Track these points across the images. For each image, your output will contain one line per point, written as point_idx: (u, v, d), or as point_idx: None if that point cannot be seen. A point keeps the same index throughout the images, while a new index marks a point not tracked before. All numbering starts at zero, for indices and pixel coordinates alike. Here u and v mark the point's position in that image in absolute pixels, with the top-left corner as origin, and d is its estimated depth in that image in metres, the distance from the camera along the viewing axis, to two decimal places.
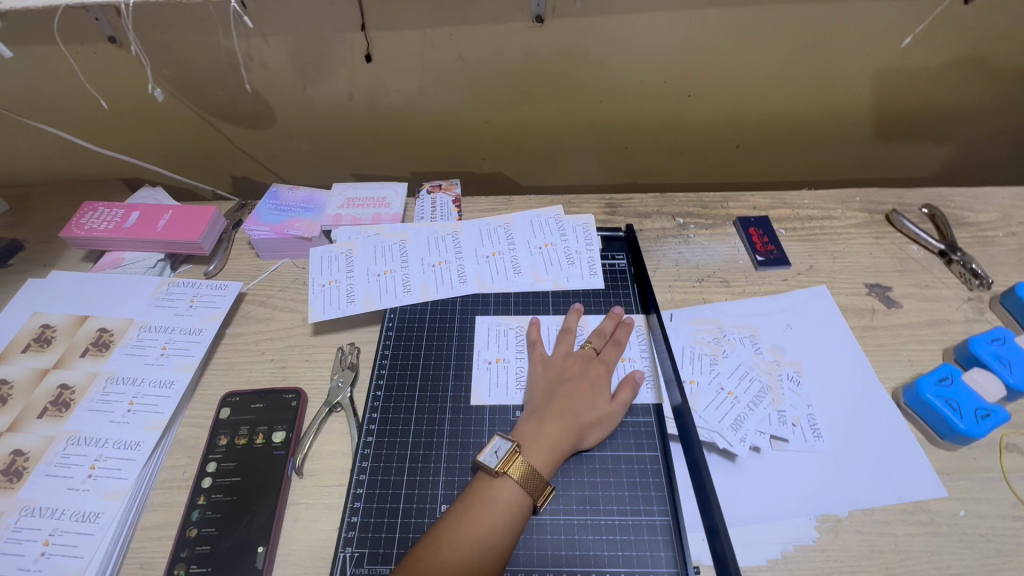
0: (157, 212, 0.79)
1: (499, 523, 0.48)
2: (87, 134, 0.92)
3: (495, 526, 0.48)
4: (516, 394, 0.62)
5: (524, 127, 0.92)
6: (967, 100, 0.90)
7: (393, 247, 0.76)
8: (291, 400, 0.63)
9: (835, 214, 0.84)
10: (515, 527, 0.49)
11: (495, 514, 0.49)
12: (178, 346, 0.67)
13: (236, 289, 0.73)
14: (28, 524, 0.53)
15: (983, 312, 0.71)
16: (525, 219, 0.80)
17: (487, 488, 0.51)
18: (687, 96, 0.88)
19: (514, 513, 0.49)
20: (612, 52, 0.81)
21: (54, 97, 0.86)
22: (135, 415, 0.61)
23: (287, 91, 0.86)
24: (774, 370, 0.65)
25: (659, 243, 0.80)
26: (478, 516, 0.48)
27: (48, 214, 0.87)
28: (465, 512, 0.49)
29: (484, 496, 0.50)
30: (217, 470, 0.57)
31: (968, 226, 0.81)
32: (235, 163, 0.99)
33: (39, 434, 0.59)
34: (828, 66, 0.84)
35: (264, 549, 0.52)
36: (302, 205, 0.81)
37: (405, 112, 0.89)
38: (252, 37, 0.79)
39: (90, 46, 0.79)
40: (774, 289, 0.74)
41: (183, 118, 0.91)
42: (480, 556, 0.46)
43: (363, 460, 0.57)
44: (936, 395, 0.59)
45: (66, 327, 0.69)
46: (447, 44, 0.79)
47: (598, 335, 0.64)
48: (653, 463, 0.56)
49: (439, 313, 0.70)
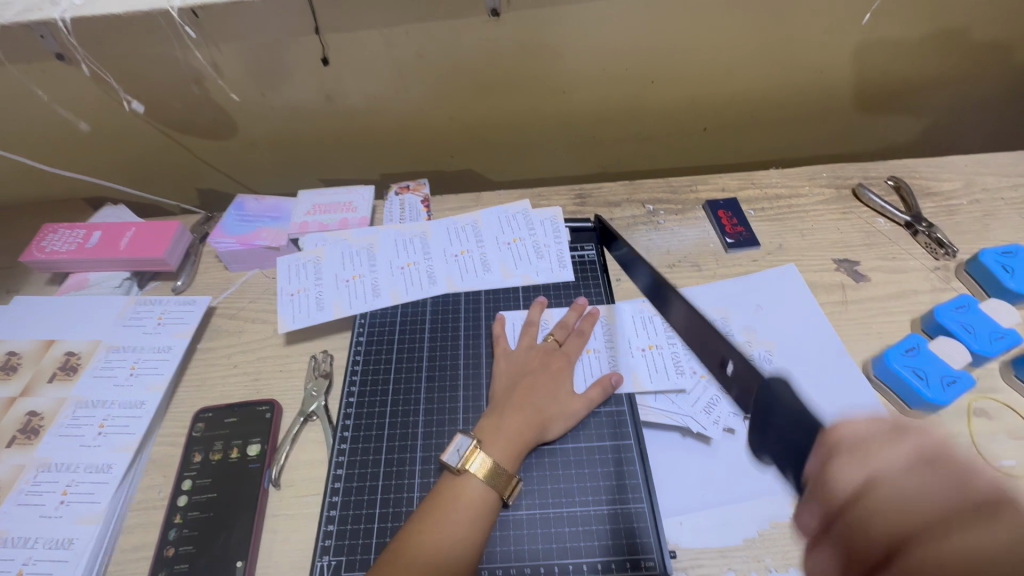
0: (119, 230, 0.78)
1: (458, 515, 0.48)
2: (45, 155, 0.91)
3: (459, 515, 0.48)
4: (467, 395, 0.62)
5: (489, 123, 0.92)
6: (927, 71, 0.91)
7: (360, 252, 0.75)
8: (265, 412, 0.62)
9: (803, 191, 0.84)
10: (481, 510, 0.49)
11: (464, 499, 0.49)
12: (147, 365, 0.66)
13: (204, 303, 0.72)
14: (1, 555, 0.52)
15: (949, 280, 0.72)
16: (492, 214, 0.79)
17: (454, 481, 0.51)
18: (650, 82, 0.88)
19: (479, 502, 0.50)
20: (571, 41, 0.80)
21: (9, 119, 0.84)
22: (106, 438, 0.60)
23: (245, 99, 0.85)
24: (745, 352, 0.65)
25: (629, 231, 0.80)
26: (437, 513, 0.48)
27: (10, 238, 0.86)
28: (429, 511, 0.49)
29: (445, 493, 0.50)
30: (192, 487, 0.57)
31: (933, 196, 0.82)
32: (201, 175, 0.97)
33: (8, 463, 0.58)
34: (786, 44, 0.84)
35: (243, 563, 0.52)
36: (267, 214, 0.80)
37: (368, 113, 0.88)
38: (204, 47, 0.77)
39: (38, 64, 0.77)
40: (744, 271, 0.75)
41: (142, 133, 0.89)
42: (439, 559, 0.46)
43: (339, 468, 0.57)
44: (904, 365, 0.60)
45: (31, 354, 0.67)
46: (404, 42, 0.78)
47: (560, 328, 0.65)
48: (628, 451, 0.56)
49: (410, 315, 0.70)
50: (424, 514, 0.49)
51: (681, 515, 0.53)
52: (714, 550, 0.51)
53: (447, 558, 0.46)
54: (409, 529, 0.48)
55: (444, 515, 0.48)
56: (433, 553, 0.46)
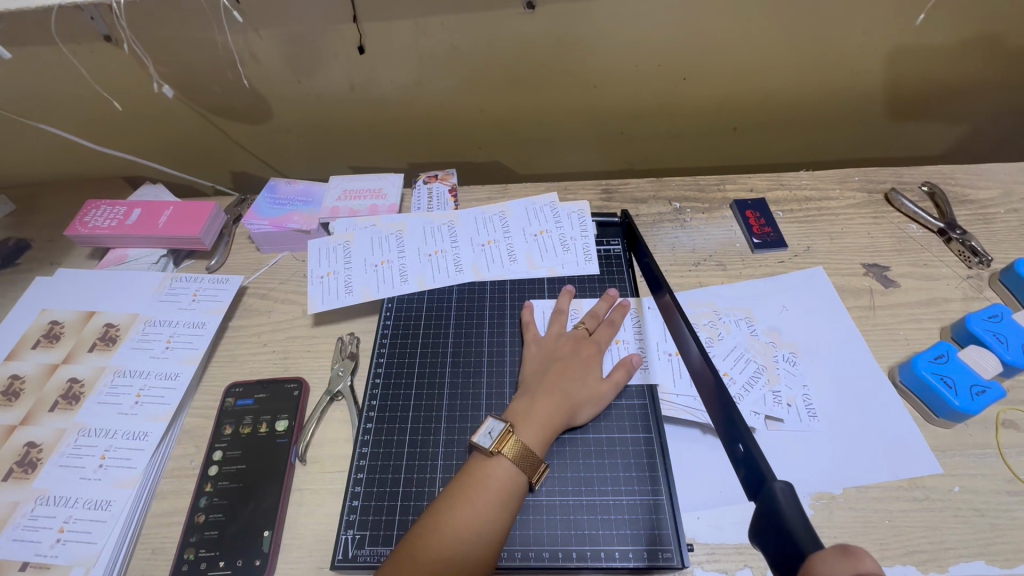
0: (158, 209, 0.80)
1: (490, 520, 0.48)
2: (89, 133, 0.94)
3: (490, 519, 0.48)
4: (494, 380, 0.63)
5: (518, 116, 0.92)
6: (968, 76, 0.88)
7: (390, 237, 0.77)
8: (293, 389, 0.64)
9: (833, 194, 0.83)
10: (509, 513, 0.49)
11: (490, 502, 0.49)
12: (182, 339, 0.68)
13: (237, 282, 0.74)
14: (43, 512, 0.55)
15: (982, 289, 0.71)
16: (519, 206, 0.80)
17: (476, 480, 0.50)
18: (682, 79, 0.87)
19: (506, 505, 0.49)
20: (604, 36, 0.80)
21: (57, 97, 0.87)
22: (143, 406, 0.62)
23: (281, 85, 0.87)
24: (770, 352, 0.65)
25: (655, 228, 0.80)
26: (468, 512, 0.48)
27: (54, 213, 0.89)
28: (460, 514, 0.48)
29: (470, 497, 0.49)
30: (223, 458, 0.59)
31: (969, 204, 0.80)
32: (234, 158, 1.00)
33: (51, 427, 0.61)
34: (824, 44, 0.83)
35: (270, 533, 0.54)
36: (300, 197, 0.81)
37: (400, 103, 0.89)
38: (245, 32, 0.79)
39: (87, 45, 0.80)
40: (771, 272, 0.74)
41: (181, 115, 0.92)
42: (468, 537, 0.47)
43: (364, 446, 0.59)
44: (932, 372, 0.59)
45: (73, 323, 0.70)
46: (439, 33, 0.79)
47: (591, 317, 0.65)
48: (648, 444, 0.57)
49: (436, 302, 0.71)
50: (452, 525, 0.47)
51: (698, 509, 0.54)
52: (731, 546, 0.51)
53: (486, 567, 0.46)
54: (437, 541, 0.46)
55: (475, 522, 0.48)
56: (472, 566, 0.46)
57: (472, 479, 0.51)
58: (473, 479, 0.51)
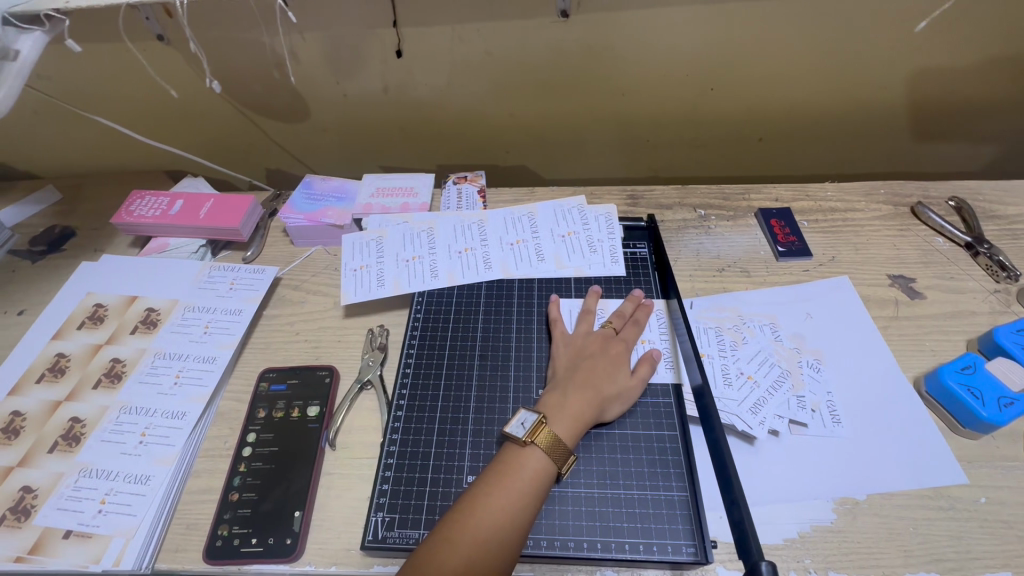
0: (199, 200, 0.83)
1: (517, 512, 0.49)
2: (135, 127, 0.98)
3: (522, 509, 0.49)
4: (523, 374, 0.64)
5: (546, 122, 0.94)
6: (999, 94, 0.88)
7: (421, 234, 0.79)
8: (324, 376, 0.66)
9: (859, 206, 0.84)
10: (540, 502, 0.51)
11: (524, 490, 0.50)
12: (220, 325, 0.71)
13: (273, 273, 0.77)
14: (86, 484, 0.57)
15: (1010, 304, 0.71)
16: (547, 208, 0.82)
17: (510, 468, 0.52)
18: (710, 89, 0.89)
19: (533, 497, 0.50)
20: (635, 46, 0.82)
21: (109, 91, 0.92)
22: (181, 387, 0.65)
23: (320, 87, 0.90)
24: (794, 357, 0.66)
25: (681, 233, 0.81)
26: (504, 498, 0.49)
27: (99, 202, 0.93)
28: (496, 500, 0.49)
29: (506, 485, 0.50)
30: (256, 440, 0.61)
31: (996, 219, 0.80)
32: (270, 155, 1.03)
33: (94, 403, 0.64)
34: (852, 60, 0.84)
35: (301, 513, 0.55)
36: (334, 194, 0.84)
37: (432, 106, 0.92)
38: (290, 34, 0.83)
39: (141, 43, 0.85)
40: (795, 279, 0.75)
41: (222, 112, 0.96)
42: (503, 523, 0.48)
43: (394, 433, 0.60)
44: (958, 381, 0.59)
45: (117, 307, 0.73)
46: (474, 39, 0.82)
47: (618, 316, 0.66)
48: (672, 442, 0.58)
49: (466, 297, 0.73)
50: (482, 518, 0.48)
51: (721, 509, 0.54)
52: None
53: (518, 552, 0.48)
54: (467, 535, 0.47)
55: (504, 514, 0.48)
56: (506, 551, 0.47)
57: (499, 472, 0.52)
58: (504, 470, 0.52)
